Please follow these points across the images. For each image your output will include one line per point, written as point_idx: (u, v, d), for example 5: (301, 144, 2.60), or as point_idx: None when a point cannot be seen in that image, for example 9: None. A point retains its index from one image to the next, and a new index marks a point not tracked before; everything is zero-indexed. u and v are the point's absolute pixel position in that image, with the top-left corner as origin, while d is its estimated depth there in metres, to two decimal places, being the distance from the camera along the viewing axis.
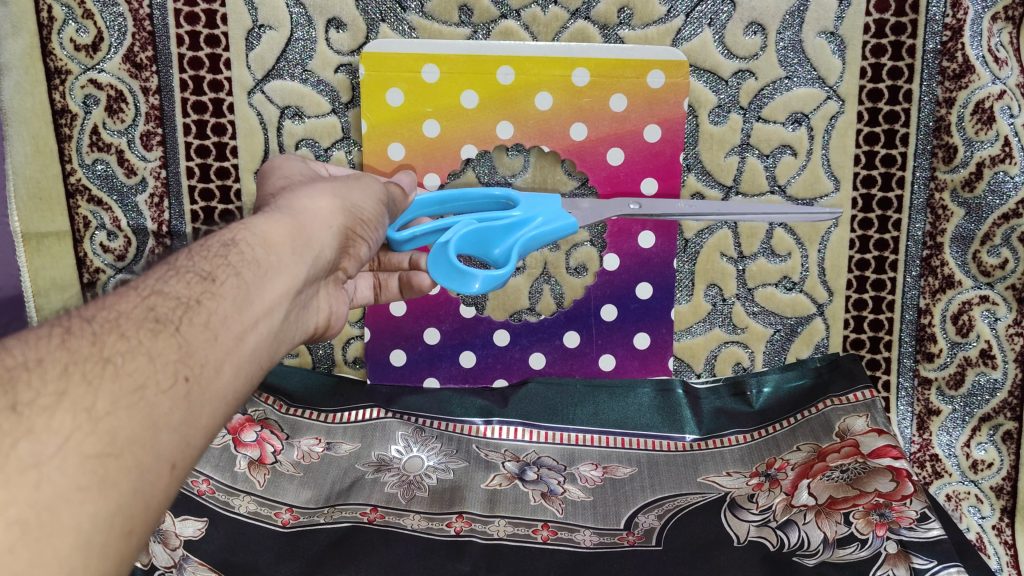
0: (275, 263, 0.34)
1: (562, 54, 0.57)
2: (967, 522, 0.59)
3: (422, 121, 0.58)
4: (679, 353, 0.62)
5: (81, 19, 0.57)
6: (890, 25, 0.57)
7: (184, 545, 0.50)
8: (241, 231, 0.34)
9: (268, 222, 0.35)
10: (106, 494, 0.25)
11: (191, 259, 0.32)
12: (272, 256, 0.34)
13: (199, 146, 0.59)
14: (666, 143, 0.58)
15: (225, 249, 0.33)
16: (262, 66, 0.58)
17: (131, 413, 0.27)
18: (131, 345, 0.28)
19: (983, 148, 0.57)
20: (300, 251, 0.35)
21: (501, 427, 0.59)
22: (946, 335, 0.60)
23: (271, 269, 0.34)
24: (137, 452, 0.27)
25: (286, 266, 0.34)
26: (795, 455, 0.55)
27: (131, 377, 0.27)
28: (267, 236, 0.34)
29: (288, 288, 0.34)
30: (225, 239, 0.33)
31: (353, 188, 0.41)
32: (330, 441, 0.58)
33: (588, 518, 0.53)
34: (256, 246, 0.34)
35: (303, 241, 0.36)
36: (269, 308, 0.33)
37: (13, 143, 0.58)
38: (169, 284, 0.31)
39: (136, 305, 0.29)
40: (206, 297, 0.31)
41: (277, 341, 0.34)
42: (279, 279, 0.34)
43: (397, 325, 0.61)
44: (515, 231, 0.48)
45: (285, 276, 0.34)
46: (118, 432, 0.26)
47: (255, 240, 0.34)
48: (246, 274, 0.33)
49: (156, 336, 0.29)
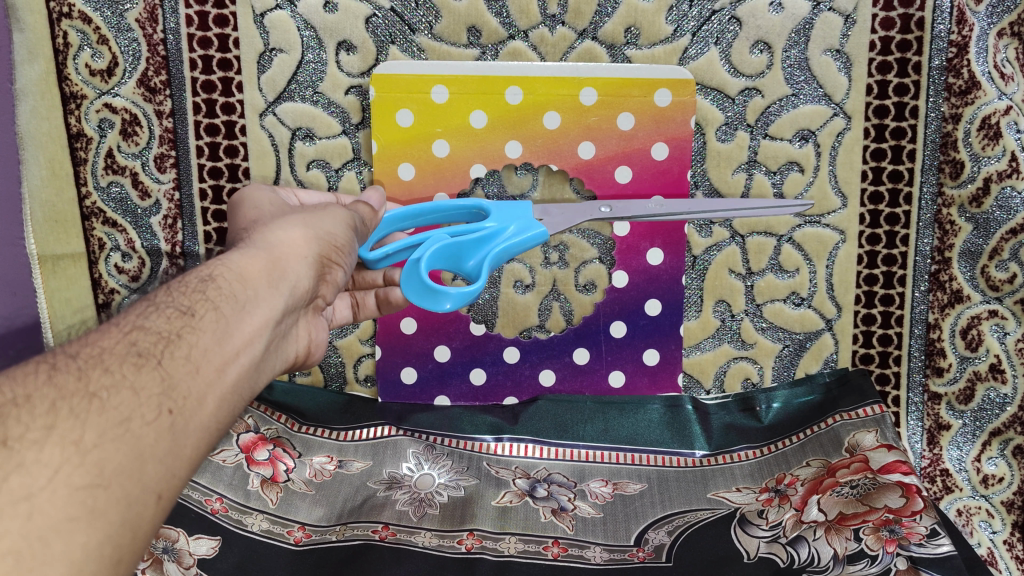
0: (252, 297, 0.34)
1: (570, 73, 0.58)
2: (978, 537, 0.59)
3: (432, 142, 0.58)
4: (689, 369, 0.62)
5: (96, 45, 0.58)
6: (895, 42, 0.57)
7: (198, 564, 0.51)
8: (218, 267, 0.34)
9: (245, 257, 0.36)
10: (94, 524, 0.26)
11: (170, 294, 0.33)
12: (249, 290, 0.34)
13: (212, 168, 0.60)
14: (672, 161, 0.59)
15: (203, 283, 0.33)
16: (273, 89, 0.59)
17: (117, 446, 0.27)
18: (115, 379, 0.29)
19: (990, 164, 0.57)
20: (277, 282, 0.36)
21: (512, 444, 0.60)
22: (956, 350, 0.60)
23: (248, 302, 0.34)
24: (124, 483, 0.27)
25: (263, 298, 0.35)
26: (805, 471, 0.56)
27: (117, 411, 0.28)
28: (244, 270, 0.35)
29: (268, 319, 0.35)
30: (203, 274, 0.34)
31: (322, 217, 0.41)
32: (342, 459, 0.58)
33: (599, 532, 0.54)
34: (233, 281, 0.34)
35: (279, 273, 0.36)
36: (249, 340, 0.33)
37: (30, 167, 0.59)
38: (150, 319, 0.31)
39: (118, 341, 0.30)
40: (187, 330, 0.31)
41: (259, 369, 0.35)
42: (256, 312, 0.34)
43: (408, 343, 0.61)
44: (488, 244, 0.49)
45: (263, 308, 0.35)
46: (106, 464, 0.27)
47: (232, 275, 0.34)
48: (226, 309, 0.33)
49: (139, 369, 0.29)
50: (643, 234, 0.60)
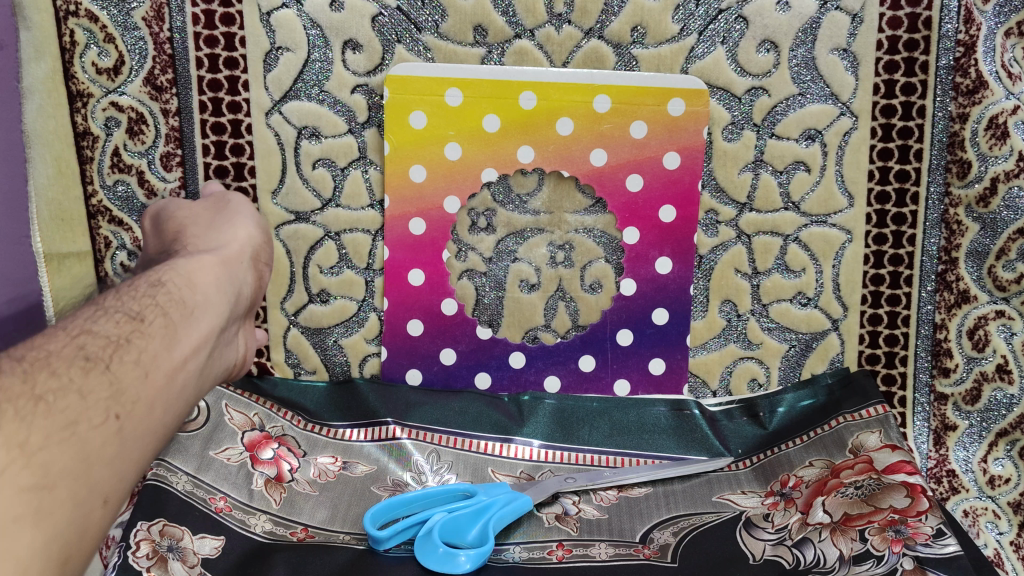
0: (201, 302, 0.42)
1: (585, 80, 0.58)
2: (984, 538, 0.57)
3: (444, 145, 0.59)
4: (695, 369, 0.62)
5: (102, 43, 0.57)
6: (902, 41, 0.57)
7: (202, 563, 0.47)
8: (167, 274, 0.42)
9: (194, 263, 0.44)
10: (40, 524, 0.29)
11: (122, 301, 0.39)
12: (199, 295, 0.42)
13: (218, 167, 0.60)
14: (684, 170, 0.59)
15: (153, 289, 0.40)
16: (279, 88, 0.59)
17: (64, 448, 0.31)
18: (63, 382, 0.33)
19: (997, 164, 0.57)
20: (224, 291, 0.44)
21: (519, 447, 0.59)
22: (963, 350, 0.59)
23: (199, 305, 0.42)
24: (70, 485, 0.31)
25: (212, 304, 0.43)
26: (810, 471, 0.55)
27: (64, 414, 0.32)
28: (192, 279, 0.43)
29: (216, 322, 0.42)
30: (154, 280, 0.41)
31: (248, 241, 0.50)
32: (345, 461, 0.57)
33: (605, 533, 0.52)
34: (181, 285, 0.42)
35: (224, 284, 0.44)
36: (196, 346, 0.40)
37: (36, 165, 0.58)
38: (100, 324, 0.37)
39: (67, 345, 0.35)
40: (137, 336, 0.37)
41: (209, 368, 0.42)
42: (205, 316, 0.42)
43: (414, 345, 0.62)
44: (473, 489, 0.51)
45: (210, 312, 0.42)
46: (52, 466, 0.30)
47: (181, 282, 0.42)
48: (172, 312, 0.40)
49: (86, 373, 0.34)
50: (652, 242, 0.60)
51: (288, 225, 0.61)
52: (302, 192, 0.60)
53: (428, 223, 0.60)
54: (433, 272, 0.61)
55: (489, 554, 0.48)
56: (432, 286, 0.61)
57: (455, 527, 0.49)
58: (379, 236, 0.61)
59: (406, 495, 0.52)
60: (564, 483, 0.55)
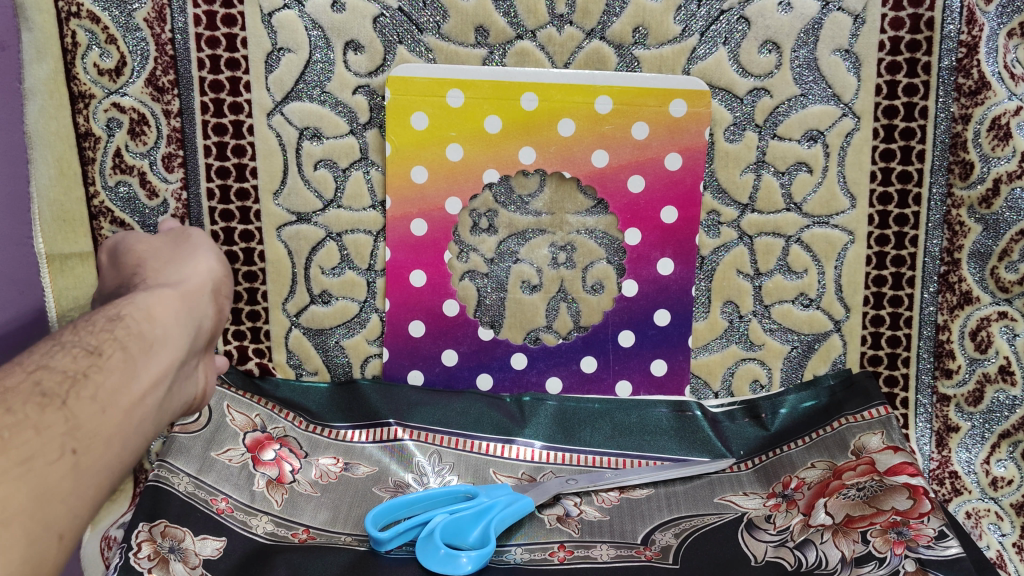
0: (158, 335, 0.42)
1: (586, 82, 0.58)
2: (987, 540, 0.57)
3: (445, 145, 0.59)
4: (696, 370, 0.62)
5: (104, 44, 0.57)
6: (905, 42, 0.57)
7: (203, 565, 0.47)
8: (126, 308, 0.42)
9: (151, 298, 0.44)
10: None
11: (79, 335, 0.39)
12: (157, 328, 0.42)
13: (219, 168, 0.60)
14: (686, 171, 0.59)
15: (111, 324, 0.40)
16: (281, 88, 0.59)
17: (21, 484, 0.31)
18: (19, 419, 0.33)
19: (1000, 164, 0.57)
20: (181, 323, 0.44)
21: (521, 448, 0.59)
22: (965, 351, 0.59)
23: (155, 340, 0.42)
24: (26, 524, 0.31)
25: (171, 337, 0.43)
26: (812, 472, 0.55)
27: (21, 451, 0.32)
28: (151, 312, 0.43)
29: (173, 356, 0.42)
30: (112, 315, 0.41)
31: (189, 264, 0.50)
32: (347, 462, 0.57)
33: (606, 534, 0.52)
34: (140, 321, 0.42)
35: (183, 315, 0.45)
36: (154, 381, 0.40)
37: (38, 166, 0.58)
38: (55, 359, 0.37)
39: (25, 380, 0.35)
40: (93, 370, 0.37)
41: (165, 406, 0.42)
42: (164, 350, 0.42)
43: (415, 346, 0.62)
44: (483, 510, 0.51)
45: (168, 347, 0.42)
46: (10, 502, 0.31)
47: (140, 315, 0.42)
48: (132, 347, 0.40)
49: (43, 409, 0.34)
50: (654, 243, 0.60)
51: (290, 227, 0.61)
52: (303, 193, 0.60)
53: (429, 224, 0.60)
54: (434, 272, 0.61)
55: (491, 555, 0.48)
56: (434, 286, 0.61)
57: (457, 529, 0.49)
58: (380, 237, 0.61)
59: (408, 496, 0.52)
60: (566, 484, 0.55)
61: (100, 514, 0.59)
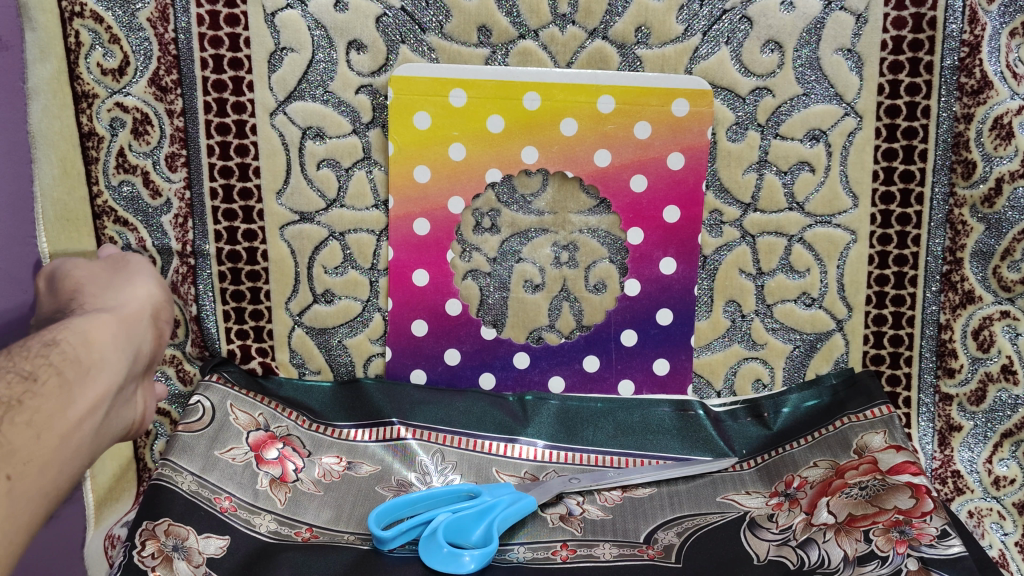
0: (97, 359, 0.40)
1: (589, 81, 0.58)
2: (990, 539, 0.57)
3: (448, 145, 0.59)
4: (699, 369, 0.62)
5: (107, 44, 0.57)
6: (907, 42, 0.57)
7: (207, 563, 0.47)
8: (61, 332, 0.40)
9: (89, 321, 0.42)
10: None
11: (15, 359, 0.37)
12: (94, 353, 0.40)
13: (222, 167, 0.60)
14: (688, 171, 0.59)
15: (47, 348, 0.38)
16: (284, 88, 0.59)
17: None
18: None
19: (1002, 164, 0.57)
20: (122, 347, 0.42)
21: (523, 447, 0.59)
22: (968, 351, 0.59)
23: (94, 364, 0.40)
24: None
25: (110, 361, 0.41)
26: (814, 471, 0.55)
27: None
28: (89, 336, 0.41)
29: (112, 381, 0.41)
30: (48, 338, 0.39)
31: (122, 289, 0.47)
32: (350, 461, 0.57)
33: (609, 533, 0.52)
34: (76, 345, 0.40)
35: (124, 338, 0.43)
36: (92, 405, 0.39)
37: (41, 165, 0.58)
38: None
39: None
40: (29, 396, 0.36)
41: (102, 431, 0.41)
42: (101, 375, 0.40)
43: (418, 346, 0.62)
44: (487, 512, 0.51)
45: (107, 371, 0.40)
46: None
47: (76, 339, 0.40)
48: (68, 373, 0.38)
49: None
50: (656, 243, 0.60)
51: (293, 226, 0.61)
52: (306, 192, 0.61)
53: (432, 224, 0.60)
54: (437, 271, 0.61)
55: (494, 553, 0.48)
56: (436, 285, 0.61)
57: (459, 528, 0.49)
58: (383, 236, 0.61)
59: (410, 495, 0.52)
60: (569, 484, 0.55)
61: (103, 512, 0.60)
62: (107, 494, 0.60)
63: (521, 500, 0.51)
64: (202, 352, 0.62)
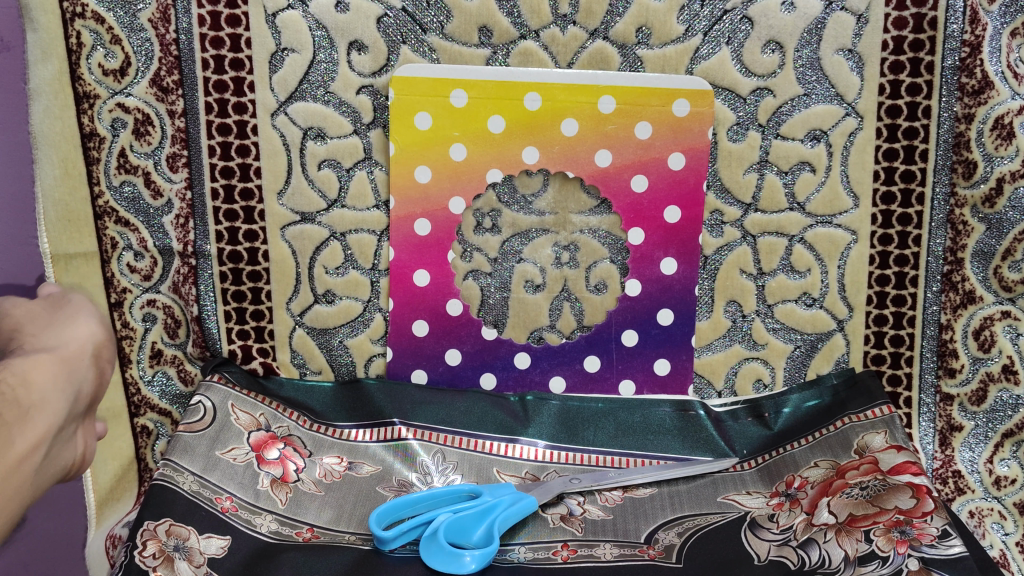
0: (37, 400, 0.34)
1: (589, 81, 0.58)
2: (990, 539, 0.57)
3: (449, 145, 0.59)
4: (700, 369, 0.62)
5: (108, 45, 0.57)
6: (908, 42, 0.57)
7: (208, 563, 0.47)
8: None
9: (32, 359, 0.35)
10: None
11: None
12: (34, 394, 0.34)
13: (223, 168, 0.60)
14: (689, 171, 0.59)
15: None
16: (285, 88, 0.59)
17: None
18: None
19: (1003, 164, 0.56)
20: (61, 387, 0.35)
21: (524, 447, 0.59)
22: (968, 351, 0.59)
23: (33, 406, 0.34)
24: None
25: (51, 402, 0.35)
26: (815, 471, 0.55)
27: None
28: (28, 375, 0.34)
29: (54, 424, 0.34)
30: None
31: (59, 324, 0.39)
32: (351, 461, 0.58)
33: (609, 533, 0.52)
34: (16, 384, 0.34)
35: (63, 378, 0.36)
36: (32, 447, 0.33)
37: (43, 166, 0.57)
38: None
39: None
40: None
41: (37, 484, 0.34)
42: (41, 418, 0.34)
43: (419, 346, 0.62)
44: (488, 513, 0.51)
45: (49, 413, 0.34)
46: None
47: (15, 378, 0.34)
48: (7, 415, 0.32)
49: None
50: (657, 243, 0.60)
51: (294, 226, 0.61)
52: (308, 193, 0.61)
53: (433, 224, 0.60)
54: (438, 272, 0.61)
55: (494, 553, 0.48)
56: (437, 286, 0.61)
57: (460, 528, 0.49)
58: (384, 236, 0.61)
59: (411, 496, 0.52)
60: (569, 484, 0.55)
61: (105, 512, 0.60)
62: (109, 494, 0.60)
63: (522, 501, 0.51)
64: (203, 352, 0.62)
